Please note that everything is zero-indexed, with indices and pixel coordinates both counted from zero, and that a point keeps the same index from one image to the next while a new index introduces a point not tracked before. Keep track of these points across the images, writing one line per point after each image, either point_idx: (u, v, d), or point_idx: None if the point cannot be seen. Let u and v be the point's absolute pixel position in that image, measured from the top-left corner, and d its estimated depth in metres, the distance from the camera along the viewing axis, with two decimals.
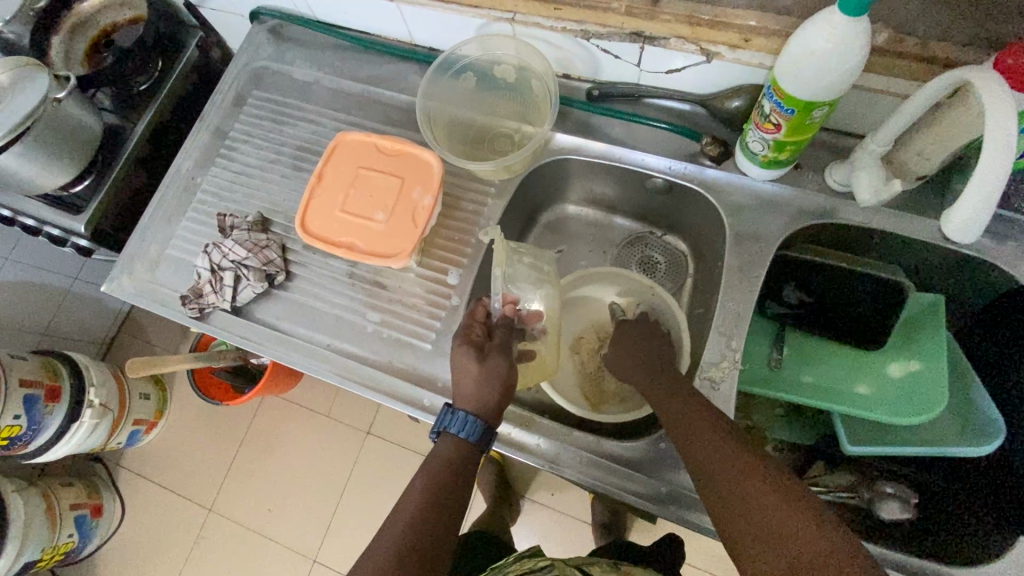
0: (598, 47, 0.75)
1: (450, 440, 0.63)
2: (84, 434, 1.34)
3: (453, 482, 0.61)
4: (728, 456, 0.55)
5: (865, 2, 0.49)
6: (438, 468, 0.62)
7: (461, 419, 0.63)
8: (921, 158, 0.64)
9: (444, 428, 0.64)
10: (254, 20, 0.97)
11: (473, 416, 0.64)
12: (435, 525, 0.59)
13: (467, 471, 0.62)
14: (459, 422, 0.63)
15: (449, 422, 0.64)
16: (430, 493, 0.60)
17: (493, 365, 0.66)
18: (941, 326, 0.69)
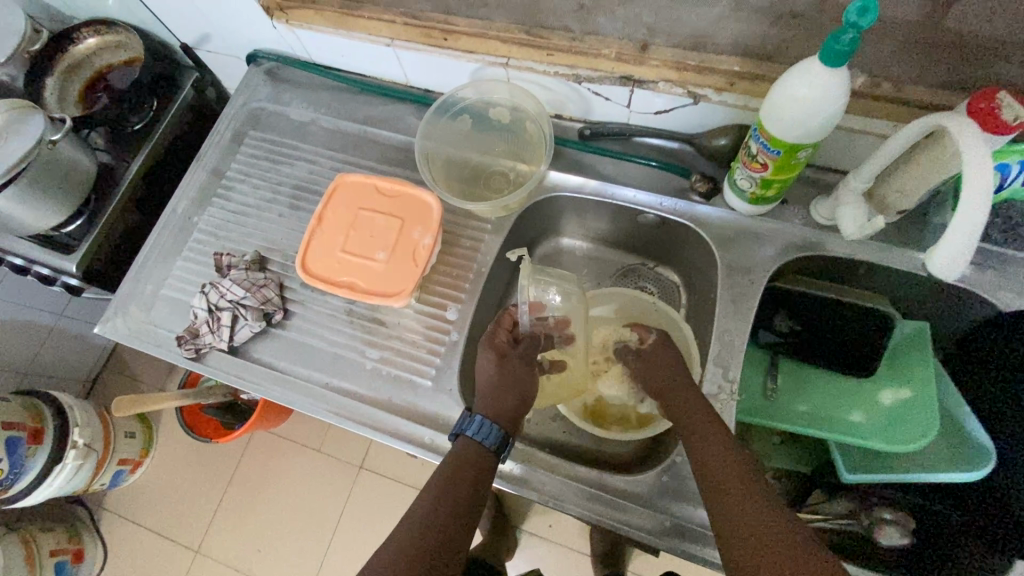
0: (590, 90, 0.78)
1: (467, 441, 0.65)
2: (67, 476, 1.29)
3: (470, 483, 0.62)
4: (741, 488, 0.56)
5: (844, 53, 0.52)
6: (456, 467, 0.63)
7: (479, 423, 0.66)
8: (901, 194, 0.67)
9: (461, 431, 0.66)
10: (251, 62, 0.99)
11: (490, 420, 0.66)
12: (448, 519, 0.59)
13: (483, 474, 0.64)
14: (477, 426, 0.66)
15: (467, 427, 0.66)
16: (447, 490, 0.61)
17: (513, 370, 0.71)
18: (927, 353, 0.71)
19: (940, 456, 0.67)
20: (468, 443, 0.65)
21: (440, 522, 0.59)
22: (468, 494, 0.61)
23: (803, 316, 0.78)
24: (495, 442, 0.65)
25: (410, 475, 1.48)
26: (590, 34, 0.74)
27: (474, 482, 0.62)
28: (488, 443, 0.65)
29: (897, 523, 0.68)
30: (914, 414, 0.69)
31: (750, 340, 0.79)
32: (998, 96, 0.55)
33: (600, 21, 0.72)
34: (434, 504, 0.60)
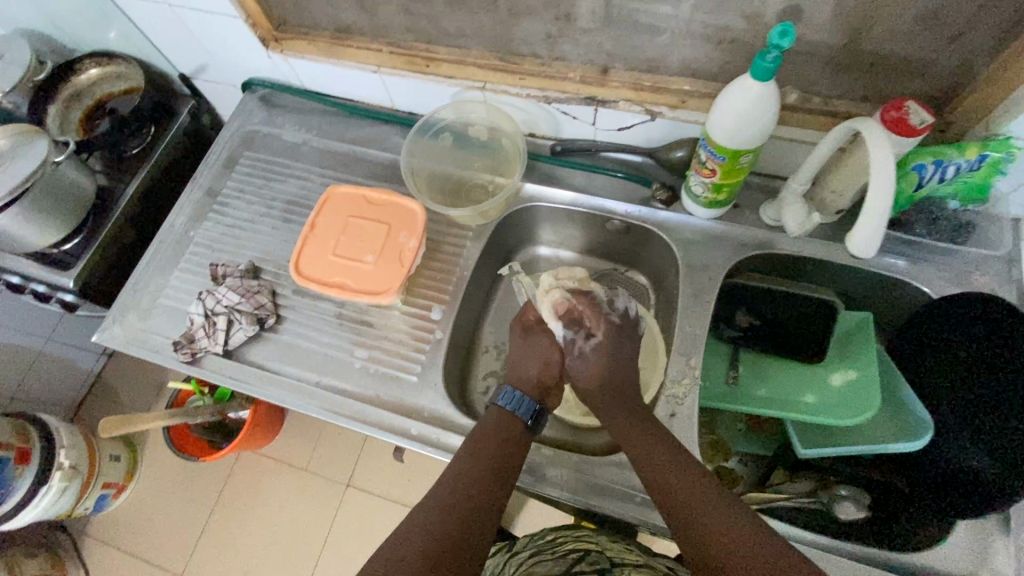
0: (559, 110, 0.87)
1: (502, 412, 0.72)
2: (52, 499, 1.28)
3: (505, 445, 0.68)
4: (702, 500, 0.58)
5: (770, 68, 0.60)
6: (491, 433, 0.69)
7: (514, 397, 0.73)
8: (835, 195, 0.76)
9: (498, 401, 0.73)
10: (246, 89, 1.07)
11: (524, 395, 0.74)
12: (486, 475, 0.64)
13: (518, 440, 0.70)
14: (512, 399, 0.73)
15: (503, 398, 0.73)
16: (483, 451, 0.67)
17: (536, 343, 0.80)
18: (871, 338, 0.77)
19: (886, 433, 0.74)
20: (502, 414, 0.72)
21: (479, 475, 0.64)
22: (506, 454, 0.67)
23: (758, 311, 0.84)
24: (530, 414, 0.72)
25: (398, 492, 1.47)
26: (556, 60, 0.83)
27: (508, 446, 0.68)
28: (523, 415, 0.72)
29: (852, 499, 0.73)
30: (860, 394, 0.76)
31: (712, 333, 0.85)
32: (906, 105, 0.65)
33: (564, 48, 0.81)
34: (473, 462, 0.66)
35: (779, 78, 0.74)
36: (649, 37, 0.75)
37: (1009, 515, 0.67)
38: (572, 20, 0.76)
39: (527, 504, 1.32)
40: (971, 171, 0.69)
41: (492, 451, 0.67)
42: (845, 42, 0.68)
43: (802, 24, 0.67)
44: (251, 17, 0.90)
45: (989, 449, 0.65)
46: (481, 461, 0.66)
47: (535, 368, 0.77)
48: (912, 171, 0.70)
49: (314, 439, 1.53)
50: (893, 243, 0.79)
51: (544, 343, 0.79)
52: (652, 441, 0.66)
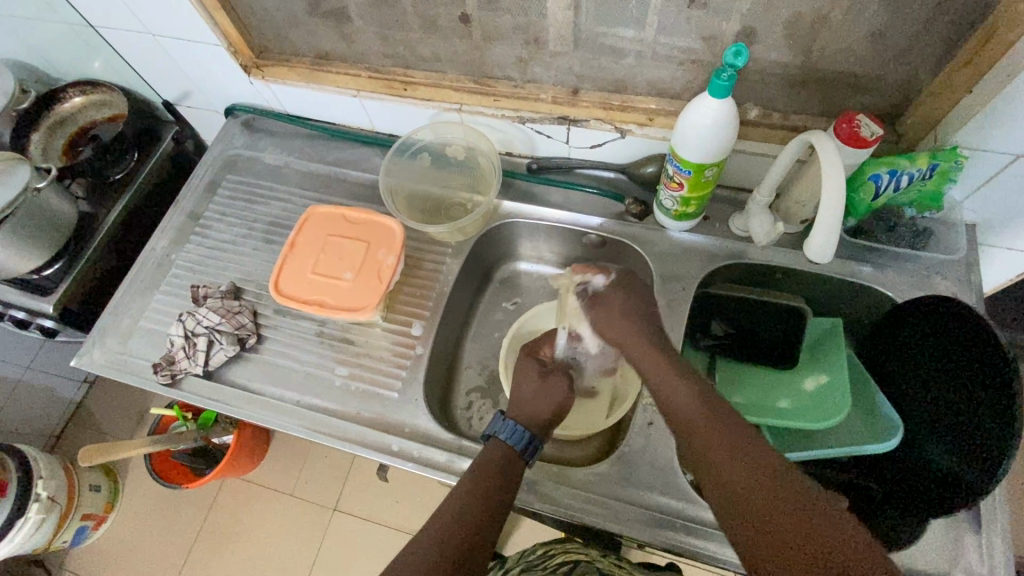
0: (532, 129, 0.90)
1: (499, 443, 0.69)
2: (29, 531, 1.24)
3: (500, 483, 0.65)
4: (761, 484, 0.55)
5: (727, 86, 0.64)
6: (486, 468, 0.66)
7: (513, 428, 0.70)
8: (799, 205, 0.79)
9: (494, 432, 0.70)
10: (229, 115, 1.09)
11: (522, 426, 0.70)
12: (480, 515, 0.62)
13: (512, 474, 0.67)
14: (510, 429, 0.70)
15: (501, 427, 0.70)
16: (477, 489, 0.64)
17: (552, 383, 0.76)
18: (841, 343, 0.80)
19: (856, 431, 0.76)
20: (500, 446, 0.69)
21: (473, 517, 0.62)
22: (499, 493, 0.64)
23: (734, 321, 0.86)
24: (525, 446, 0.69)
25: (386, 515, 1.44)
26: (528, 82, 0.87)
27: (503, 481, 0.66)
28: (516, 446, 0.69)
29: None
30: (831, 397, 0.78)
31: (688, 341, 0.87)
32: (857, 119, 0.68)
33: (536, 71, 0.84)
34: (466, 502, 0.63)
35: (739, 96, 0.78)
36: (616, 59, 0.78)
37: (977, 511, 0.69)
38: (541, 44, 0.79)
39: (516, 522, 1.31)
40: (923, 179, 0.72)
41: (485, 490, 0.64)
42: (798, 61, 0.71)
43: (757, 45, 0.71)
44: (232, 45, 0.93)
45: (953, 445, 0.67)
46: (475, 500, 0.63)
47: (547, 408, 0.74)
48: (868, 181, 0.73)
49: (301, 462, 1.51)
50: (856, 249, 0.82)
51: (560, 384, 0.76)
52: (719, 448, 0.59)
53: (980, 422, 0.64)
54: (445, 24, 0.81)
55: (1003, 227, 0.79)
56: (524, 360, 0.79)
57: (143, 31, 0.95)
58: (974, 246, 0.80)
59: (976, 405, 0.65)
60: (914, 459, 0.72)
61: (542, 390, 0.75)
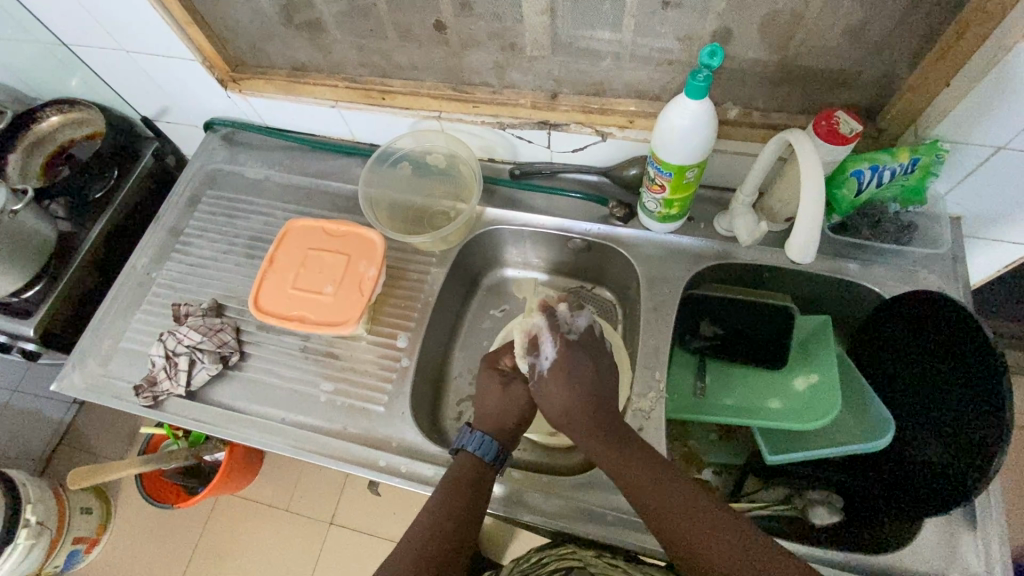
0: (513, 134, 0.89)
1: (466, 455, 0.69)
2: (18, 559, 1.22)
3: (470, 499, 0.65)
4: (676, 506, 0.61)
5: (703, 87, 0.63)
6: (455, 481, 0.66)
7: (479, 438, 0.69)
8: (783, 204, 0.78)
9: (461, 445, 0.70)
10: (208, 129, 1.08)
11: (489, 436, 0.70)
12: (448, 530, 0.63)
13: (483, 485, 0.67)
14: (476, 440, 0.69)
15: (467, 441, 0.70)
16: (449, 506, 0.64)
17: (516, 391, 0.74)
18: (830, 341, 0.80)
19: (849, 431, 0.75)
20: (466, 457, 0.69)
21: (444, 533, 0.63)
22: (470, 510, 0.65)
23: (723, 321, 0.85)
24: (494, 457, 0.69)
25: (383, 528, 1.42)
26: (507, 88, 0.86)
27: (474, 494, 0.66)
28: (486, 457, 0.69)
29: (823, 502, 0.73)
30: (822, 397, 0.77)
31: (676, 342, 0.86)
32: (836, 115, 0.68)
33: (514, 76, 0.83)
34: (436, 515, 0.64)
35: (719, 95, 0.78)
36: (594, 62, 0.78)
37: (973, 508, 0.68)
38: (518, 49, 0.79)
39: (514, 531, 1.30)
40: (906, 174, 0.72)
41: (453, 503, 0.64)
42: (776, 59, 0.71)
43: (734, 44, 0.70)
44: (208, 59, 0.92)
45: (941, 441, 0.66)
46: (443, 514, 0.64)
47: (514, 418, 0.74)
48: (851, 177, 0.72)
49: (295, 477, 1.50)
50: (843, 246, 0.82)
51: (522, 395, 0.74)
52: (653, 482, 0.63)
53: (964, 417, 0.64)
54: (421, 32, 0.80)
55: (987, 219, 0.78)
56: (486, 373, 0.77)
57: (117, 47, 0.94)
58: (959, 239, 0.80)
59: (960, 401, 0.65)
60: (906, 458, 0.71)
61: (506, 403, 0.74)
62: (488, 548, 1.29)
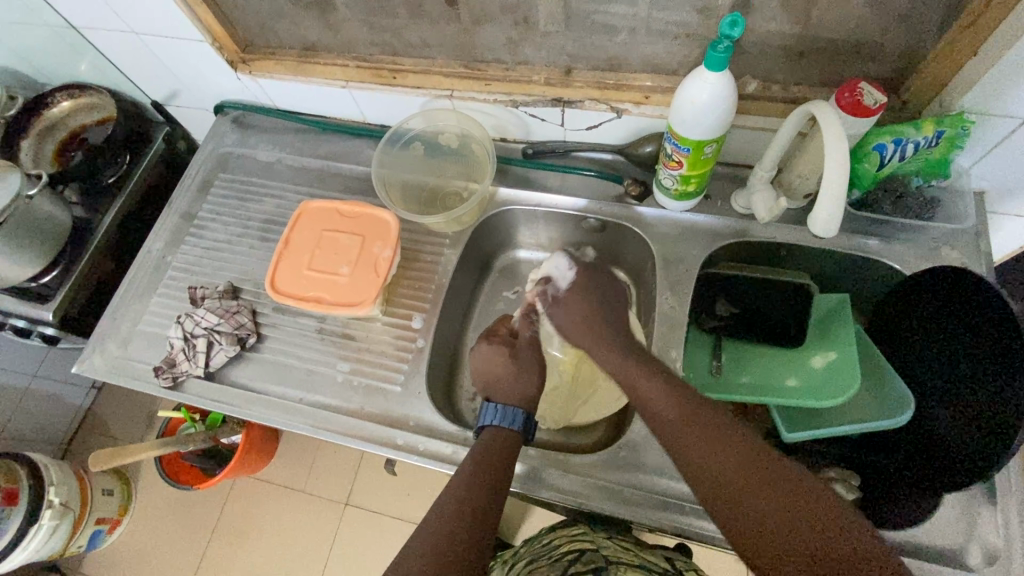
0: (526, 113, 0.88)
1: (491, 429, 0.71)
2: (43, 538, 1.25)
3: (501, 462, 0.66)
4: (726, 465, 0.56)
5: (724, 59, 0.62)
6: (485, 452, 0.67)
7: (508, 409, 0.73)
8: (803, 179, 0.77)
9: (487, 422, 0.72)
10: (218, 112, 1.07)
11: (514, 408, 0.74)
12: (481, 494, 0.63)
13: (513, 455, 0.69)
14: (499, 414, 0.73)
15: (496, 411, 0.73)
16: (481, 474, 0.64)
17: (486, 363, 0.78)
18: (849, 318, 0.79)
19: (867, 408, 0.75)
20: (492, 430, 0.71)
21: (478, 500, 0.62)
22: (504, 469, 0.66)
23: (738, 300, 0.84)
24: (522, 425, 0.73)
25: (398, 508, 1.44)
26: (520, 64, 0.85)
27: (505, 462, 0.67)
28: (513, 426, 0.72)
29: (841, 480, 0.73)
30: (841, 373, 0.76)
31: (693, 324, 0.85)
32: (860, 86, 0.67)
33: (527, 52, 0.82)
34: (472, 481, 0.63)
35: (737, 69, 0.76)
36: (609, 36, 0.76)
37: (994, 484, 0.68)
38: (532, 24, 0.77)
39: (527, 510, 1.32)
40: (930, 147, 0.70)
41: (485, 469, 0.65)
42: (797, 30, 0.69)
43: (753, 15, 0.69)
44: (218, 40, 0.91)
45: (965, 415, 0.66)
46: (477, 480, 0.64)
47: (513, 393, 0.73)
48: (873, 151, 0.71)
49: (311, 459, 1.51)
50: (862, 223, 0.80)
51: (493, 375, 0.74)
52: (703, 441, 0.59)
53: (991, 390, 0.63)
54: (432, 9, 0.78)
55: (1012, 193, 0.77)
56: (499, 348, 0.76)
57: (125, 29, 0.94)
58: (982, 214, 0.79)
59: (985, 373, 0.64)
60: (924, 431, 0.71)
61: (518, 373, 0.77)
62: (502, 528, 1.31)
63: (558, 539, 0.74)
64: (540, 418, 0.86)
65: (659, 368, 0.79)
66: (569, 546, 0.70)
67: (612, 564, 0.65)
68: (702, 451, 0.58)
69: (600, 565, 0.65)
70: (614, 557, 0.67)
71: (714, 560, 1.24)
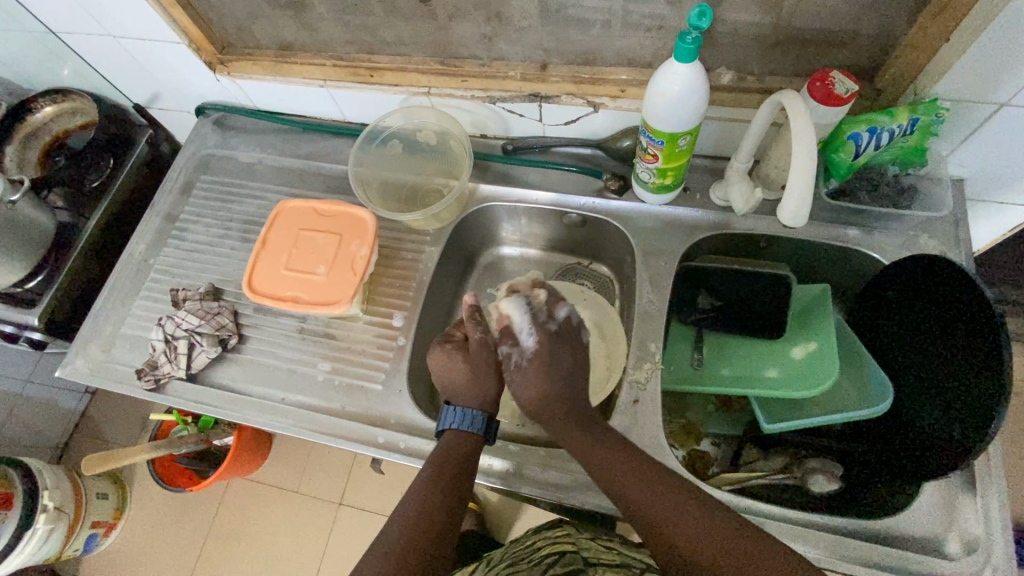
0: (503, 109, 0.87)
1: (451, 434, 0.70)
2: (38, 542, 1.25)
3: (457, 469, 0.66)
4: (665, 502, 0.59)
5: (693, 50, 0.61)
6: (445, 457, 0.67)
7: (462, 416, 0.70)
8: (780, 170, 0.77)
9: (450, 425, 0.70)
10: (200, 114, 1.07)
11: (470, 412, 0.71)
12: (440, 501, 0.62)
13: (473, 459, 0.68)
14: (460, 418, 0.70)
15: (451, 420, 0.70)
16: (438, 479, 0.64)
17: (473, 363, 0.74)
18: (829, 308, 0.79)
19: (848, 398, 0.75)
20: (454, 435, 0.69)
21: (432, 499, 0.62)
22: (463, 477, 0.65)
23: (720, 292, 0.83)
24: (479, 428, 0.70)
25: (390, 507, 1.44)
26: (496, 60, 0.84)
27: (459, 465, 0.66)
28: (474, 430, 0.70)
29: (824, 471, 0.72)
30: (821, 364, 0.76)
31: (675, 317, 0.85)
32: (831, 76, 0.67)
33: (502, 48, 0.82)
34: (427, 492, 0.63)
35: (713, 60, 0.76)
36: (583, 30, 0.76)
37: (973, 473, 0.68)
38: (505, 20, 0.77)
39: (519, 507, 1.32)
40: (905, 135, 0.70)
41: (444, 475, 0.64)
42: (769, 20, 0.69)
43: (725, 6, 0.68)
44: (195, 42, 0.91)
45: (945, 406, 0.65)
46: (437, 491, 0.63)
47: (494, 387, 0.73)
48: (848, 141, 0.71)
49: (304, 459, 1.52)
50: (842, 213, 0.80)
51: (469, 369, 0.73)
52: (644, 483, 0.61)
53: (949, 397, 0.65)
54: (406, 6, 0.78)
55: (990, 180, 0.77)
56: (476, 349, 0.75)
57: (103, 33, 0.94)
58: (962, 201, 0.78)
59: (963, 361, 0.64)
60: (903, 419, 0.71)
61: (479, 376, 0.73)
62: (494, 524, 1.31)
63: (543, 539, 0.74)
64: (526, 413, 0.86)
65: (638, 362, 0.79)
66: (551, 548, 0.70)
67: (592, 565, 0.65)
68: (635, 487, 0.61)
69: (580, 567, 0.65)
70: (595, 560, 0.67)
71: None
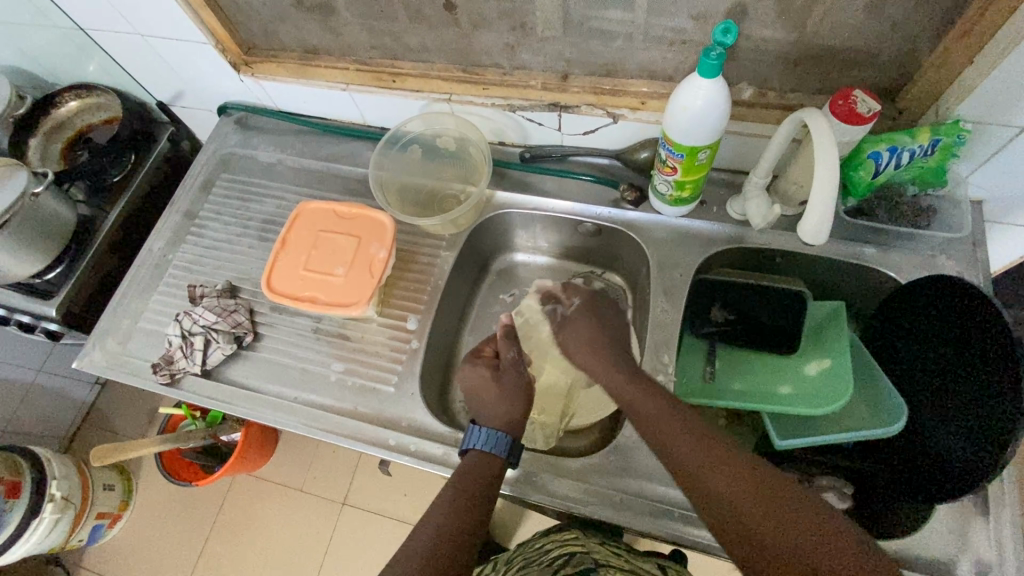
0: (523, 116, 0.88)
1: (476, 454, 0.68)
2: (44, 532, 1.25)
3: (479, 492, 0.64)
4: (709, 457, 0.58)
5: (716, 65, 0.62)
6: (466, 480, 0.66)
7: (483, 434, 0.69)
8: (798, 186, 0.77)
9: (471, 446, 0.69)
10: (222, 113, 1.08)
11: (496, 432, 0.69)
12: (462, 527, 0.62)
13: (491, 481, 0.66)
14: (484, 438, 0.69)
15: (474, 439, 0.69)
16: (458, 499, 0.64)
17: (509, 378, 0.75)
18: (844, 327, 0.79)
19: (862, 417, 0.74)
20: (477, 456, 0.68)
21: (454, 524, 0.62)
22: (481, 499, 0.64)
23: (735, 306, 0.84)
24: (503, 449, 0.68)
25: (394, 508, 1.44)
26: (518, 69, 0.85)
27: (479, 492, 0.65)
28: (500, 453, 0.68)
29: (834, 488, 0.73)
30: (834, 381, 0.76)
31: (688, 329, 0.85)
32: (853, 95, 0.67)
33: (524, 57, 0.83)
34: (447, 512, 0.63)
35: (734, 76, 0.77)
36: (605, 42, 0.77)
37: (986, 496, 0.68)
38: (529, 29, 0.78)
39: (523, 514, 1.32)
40: (925, 155, 0.70)
41: (466, 505, 0.63)
42: (793, 38, 0.69)
43: (748, 22, 0.69)
44: (220, 43, 0.92)
45: (955, 422, 0.66)
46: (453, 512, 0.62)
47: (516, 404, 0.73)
48: (868, 159, 0.71)
49: (310, 457, 1.52)
50: (857, 230, 0.80)
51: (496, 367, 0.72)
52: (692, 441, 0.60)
53: (976, 392, 0.64)
54: (432, 13, 0.79)
55: (1011, 203, 0.76)
56: None
57: (131, 31, 0.95)
58: (980, 223, 0.78)
59: (976, 366, 0.64)
60: (912, 437, 0.72)
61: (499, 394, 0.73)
62: (498, 532, 1.31)
63: (553, 540, 0.75)
64: (531, 423, 0.86)
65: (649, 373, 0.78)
66: (561, 551, 0.71)
67: (601, 565, 0.66)
68: (690, 450, 0.59)
69: (589, 566, 0.65)
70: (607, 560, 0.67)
71: (709, 564, 1.24)
